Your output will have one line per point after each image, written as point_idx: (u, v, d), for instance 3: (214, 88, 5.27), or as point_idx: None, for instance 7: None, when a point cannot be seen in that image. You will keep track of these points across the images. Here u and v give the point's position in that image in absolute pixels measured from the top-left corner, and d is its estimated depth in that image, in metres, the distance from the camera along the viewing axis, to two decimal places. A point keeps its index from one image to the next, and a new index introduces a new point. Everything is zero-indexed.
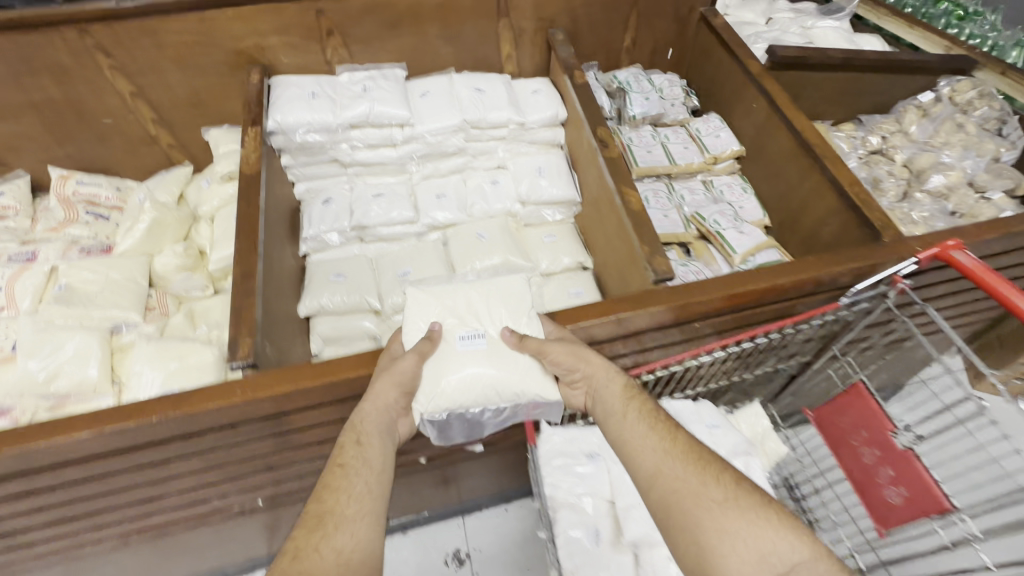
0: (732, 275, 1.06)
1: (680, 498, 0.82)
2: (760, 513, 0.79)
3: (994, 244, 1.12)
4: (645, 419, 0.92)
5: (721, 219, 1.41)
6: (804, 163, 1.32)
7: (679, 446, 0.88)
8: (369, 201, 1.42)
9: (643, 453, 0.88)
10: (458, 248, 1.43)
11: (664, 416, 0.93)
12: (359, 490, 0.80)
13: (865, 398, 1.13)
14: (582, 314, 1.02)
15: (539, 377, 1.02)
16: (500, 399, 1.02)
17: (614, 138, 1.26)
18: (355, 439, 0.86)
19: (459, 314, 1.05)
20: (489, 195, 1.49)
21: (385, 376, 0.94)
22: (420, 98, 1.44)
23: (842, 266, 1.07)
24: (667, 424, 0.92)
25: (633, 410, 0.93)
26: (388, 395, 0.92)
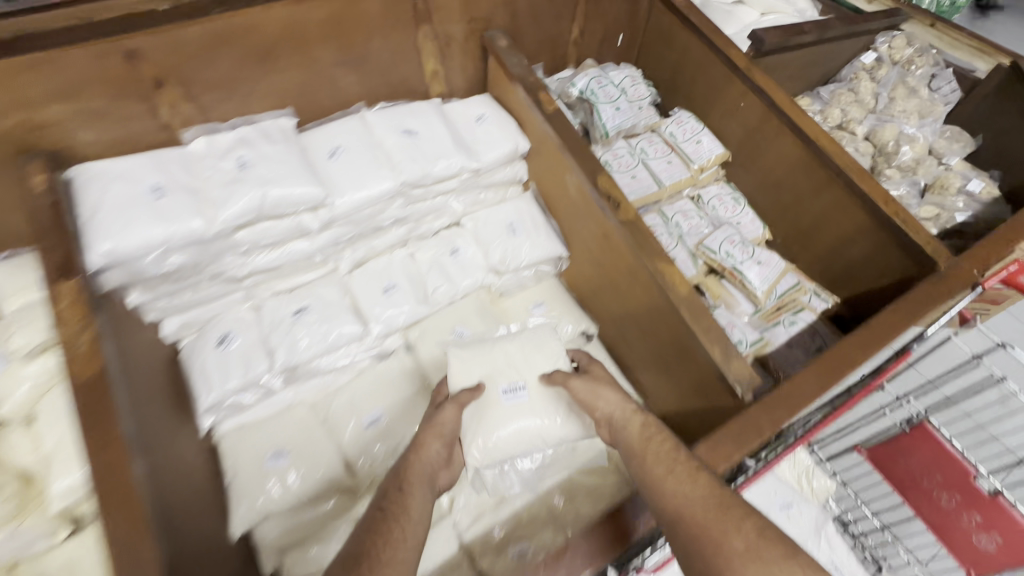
0: (824, 359, 0.85)
1: (700, 544, 0.67)
2: (784, 568, 0.63)
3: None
4: (661, 459, 0.76)
5: (733, 250, 1.19)
6: (818, 175, 1.13)
7: (696, 488, 0.71)
8: (289, 326, 0.97)
9: (669, 497, 0.71)
10: (432, 359, 1.05)
11: (681, 454, 0.76)
12: (396, 536, 0.68)
13: (934, 441, 1.02)
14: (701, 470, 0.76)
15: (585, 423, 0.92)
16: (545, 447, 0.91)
17: (625, 196, 0.96)
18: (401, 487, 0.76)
19: (498, 365, 0.93)
20: (452, 272, 1.12)
21: (428, 428, 0.83)
22: (328, 160, 0.99)
23: (921, 319, 0.92)
24: (687, 462, 0.74)
25: (649, 450, 0.78)
26: (430, 448, 0.82)
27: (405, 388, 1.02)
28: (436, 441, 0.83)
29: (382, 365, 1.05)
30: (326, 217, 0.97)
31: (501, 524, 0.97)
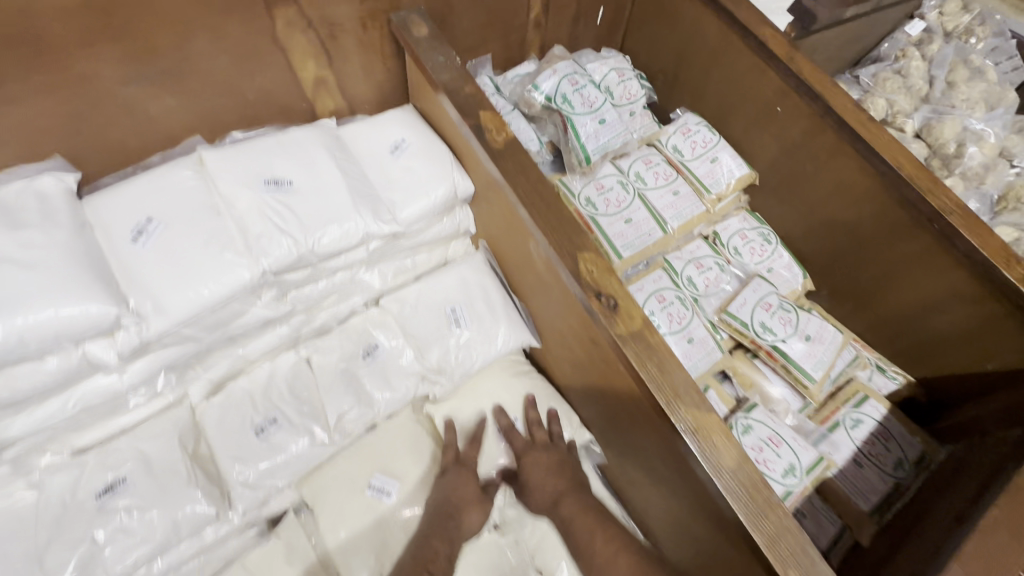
0: (964, 565, 0.52)
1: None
2: None
3: None
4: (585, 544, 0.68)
5: (771, 320, 0.85)
6: (894, 215, 0.78)
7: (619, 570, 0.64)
8: (89, 520, 0.60)
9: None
10: (338, 529, 0.69)
11: (598, 536, 0.67)
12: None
13: None
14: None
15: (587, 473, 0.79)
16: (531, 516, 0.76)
17: (627, 290, 0.60)
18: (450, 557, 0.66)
19: (477, 404, 0.79)
20: (367, 384, 0.75)
21: (463, 488, 0.71)
22: (132, 246, 0.59)
23: None
24: (607, 546, 0.66)
25: (574, 534, 0.69)
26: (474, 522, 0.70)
27: None
28: (482, 514, 0.71)
29: (257, 551, 0.67)
30: (131, 345, 0.58)
31: None
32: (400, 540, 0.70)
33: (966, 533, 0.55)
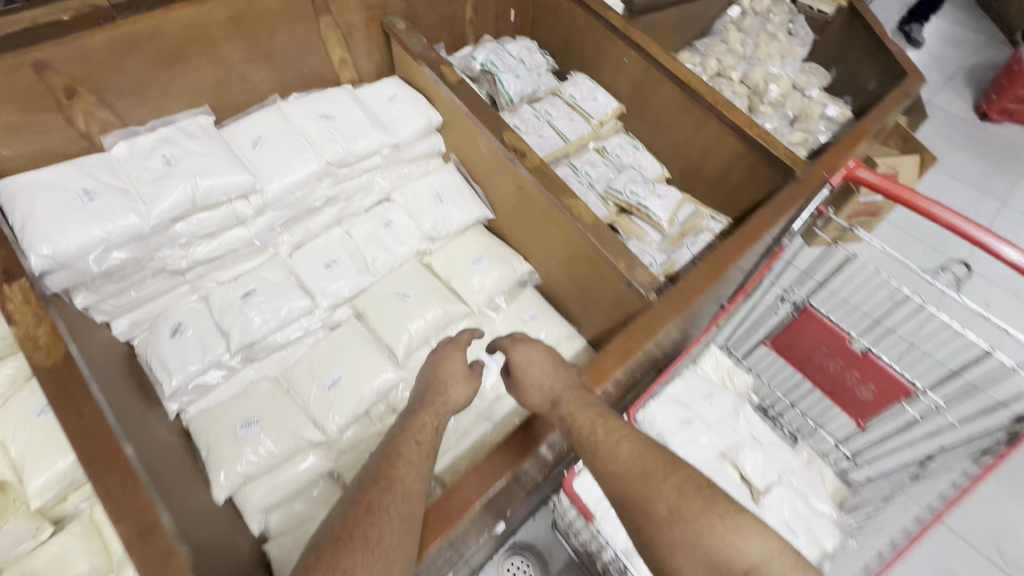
0: (711, 257, 1.02)
1: (633, 508, 0.72)
2: (706, 520, 0.68)
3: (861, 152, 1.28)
4: (586, 439, 0.79)
5: (636, 188, 1.35)
6: (694, 113, 1.31)
7: (621, 461, 0.75)
8: (239, 308, 1.03)
9: (603, 472, 0.75)
10: (380, 321, 1.14)
11: (601, 428, 0.79)
12: (408, 473, 0.75)
13: (817, 319, 1.22)
14: (606, 369, 0.89)
15: (529, 295, 1.28)
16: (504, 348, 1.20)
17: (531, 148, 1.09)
18: (435, 428, 0.83)
19: (459, 254, 1.26)
20: (387, 241, 1.22)
21: (455, 379, 0.91)
22: (253, 150, 1.06)
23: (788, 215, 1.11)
24: (607, 440, 0.77)
25: (577, 435, 0.80)
26: (457, 396, 0.90)
27: (365, 355, 1.09)
28: (462, 389, 0.90)
29: (334, 332, 1.12)
30: (257, 204, 1.05)
31: (465, 452, 1.08)
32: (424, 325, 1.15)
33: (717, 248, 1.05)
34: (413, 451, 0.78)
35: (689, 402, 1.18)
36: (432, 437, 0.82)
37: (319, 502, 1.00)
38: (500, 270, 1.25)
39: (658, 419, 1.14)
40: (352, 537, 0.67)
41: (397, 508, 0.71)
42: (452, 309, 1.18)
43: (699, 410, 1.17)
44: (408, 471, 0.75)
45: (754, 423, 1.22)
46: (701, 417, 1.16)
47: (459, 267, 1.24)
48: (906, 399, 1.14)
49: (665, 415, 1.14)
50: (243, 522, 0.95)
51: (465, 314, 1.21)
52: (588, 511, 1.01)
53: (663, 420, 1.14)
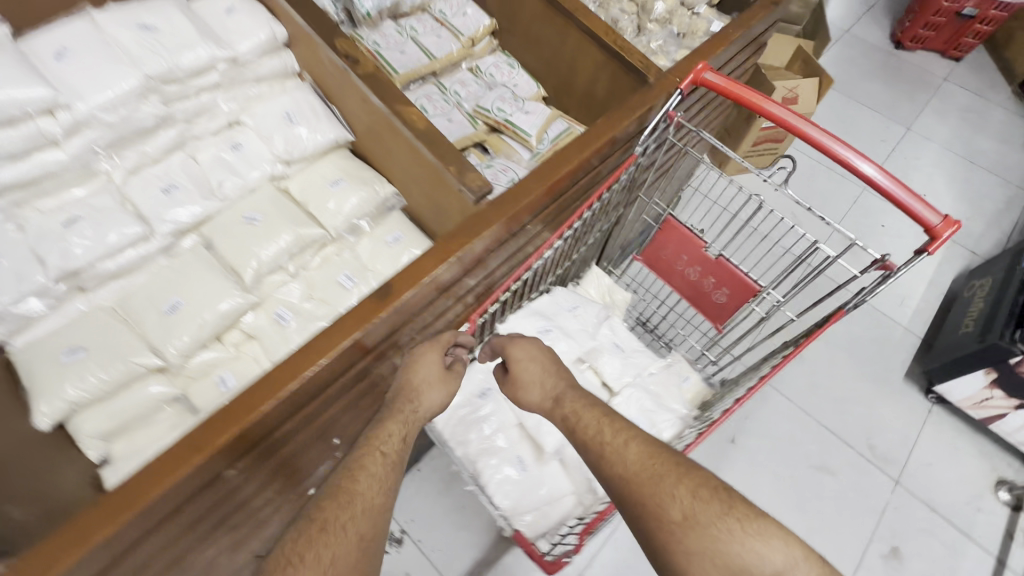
0: (545, 164, 1.08)
1: (644, 514, 0.74)
2: (722, 526, 0.72)
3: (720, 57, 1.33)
4: (591, 441, 0.83)
5: (503, 105, 1.33)
6: (558, 24, 1.30)
7: (629, 462, 0.78)
8: (60, 234, 0.99)
9: (610, 473, 0.78)
10: (228, 246, 1.10)
11: (605, 428, 0.84)
12: (373, 484, 0.74)
13: (677, 228, 1.24)
14: (427, 266, 0.93)
15: (398, 219, 1.25)
16: (369, 273, 1.19)
17: (370, 62, 1.10)
18: (402, 437, 0.83)
19: (315, 176, 1.22)
20: (236, 165, 1.16)
21: (433, 384, 0.91)
22: (56, 62, 0.99)
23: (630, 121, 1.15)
24: (613, 440, 0.82)
25: (579, 434, 0.85)
26: (432, 400, 0.90)
27: (209, 281, 1.06)
28: (439, 391, 0.92)
29: (175, 259, 1.08)
30: (68, 122, 0.99)
31: None
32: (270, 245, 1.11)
33: (553, 156, 1.10)
34: (376, 463, 0.77)
35: (552, 315, 1.22)
36: (398, 446, 0.81)
37: (164, 425, 0.99)
38: (361, 191, 1.21)
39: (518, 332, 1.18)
40: (302, 560, 0.65)
41: (354, 521, 0.70)
42: (304, 231, 1.15)
43: (563, 322, 1.21)
44: (369, 484, 0.74)
45: (618, 332, 1.27)
46: (562, 329, 1.20)
47: (318, 190, 1.20)
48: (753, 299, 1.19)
49: (526, 326, 1.18)
50: (79, 448, 0.95)
51: (322, 237, 1.18)
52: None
53: (523, 332, 1.18)
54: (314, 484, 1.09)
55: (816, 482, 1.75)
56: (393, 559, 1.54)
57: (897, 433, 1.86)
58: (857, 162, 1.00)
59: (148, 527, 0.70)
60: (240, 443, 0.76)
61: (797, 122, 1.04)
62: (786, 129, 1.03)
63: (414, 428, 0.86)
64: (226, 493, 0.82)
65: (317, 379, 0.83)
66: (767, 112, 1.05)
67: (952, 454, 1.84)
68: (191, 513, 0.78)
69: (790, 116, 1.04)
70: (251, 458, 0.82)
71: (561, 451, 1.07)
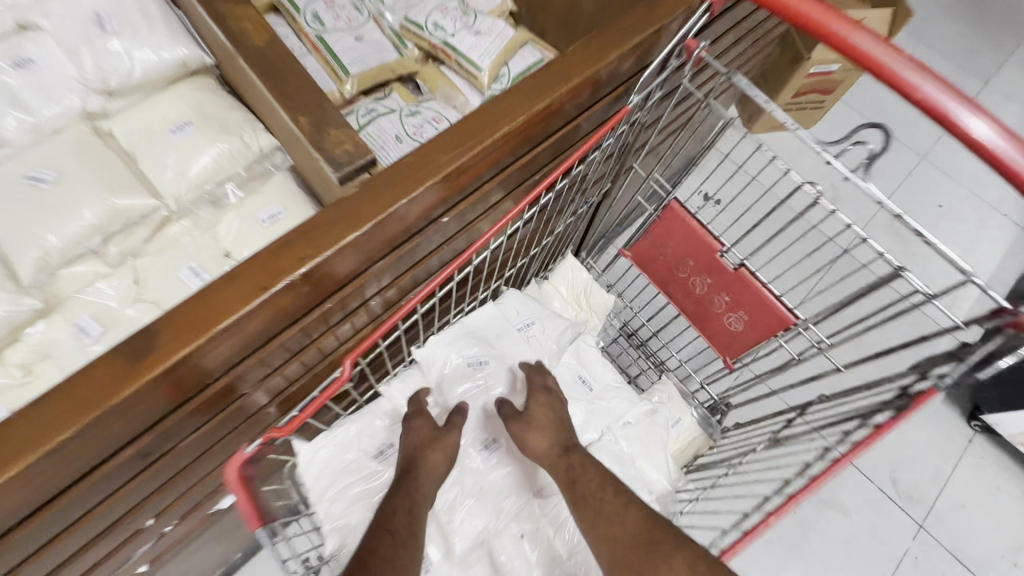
0: (477, 115, 0.69)
1: None
2: None
3: None
4: (590, 503, 0.68)
5: (444, 20, 0.91)
6: None
7: (626, 526, 0.65)
8: None
9: (603, 541, 0.65)
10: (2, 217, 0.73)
11: (609, 490, 0.69)
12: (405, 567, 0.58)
13: (685, 220, 0.86)
14: (242, 290, 0.55)
15: (279, 185, 0.85)
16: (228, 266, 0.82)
17: None
18: (411, 510, 0.65)
19: (145, 114, 0.82)
20: (23, 93, 0.77)
21: (436, 446, 0.71)
22: None
23: (621, 51, 0.73)
24: (614, 500, 0.67)
25: (578, 491, 0.70)
26: (438, 467, 0.70)
27: None
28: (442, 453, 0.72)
29: None
30: None
31: None
32: (64, 215, 0.75)
33: (488, 103, 0.70)
34: (388, 546, 0.60)
35: (495, 339, 0.86)
36: (408, 520, 0.64)
37: None
38: (220, 142, 0.82)
39: (438, 363, 0.82)
40: None
41: None
42: (121, 203, 0.77)
43: (509, 348, 0.86)
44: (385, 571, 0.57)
45: (586, 361, 0.92)
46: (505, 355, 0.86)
47: (150, 135, 0.81)
48: (784, 333, 0.82)
49: (452, 356, 0.82)
50: None
51: (154, 211, 0.80)
52: (255, 515, 0.61)
53: (447, 363, 0.82)
54: (145, 558, 0.80)
55: (823, 522, 1.46)
56: None
57: (927, 467, 1.55)
58: (979, 122, 0.61)
59: None
60: None
61: (898, 68, 0.63)
62: (863, 66, 0.64)
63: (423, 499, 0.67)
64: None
65: (8, 502, 0.50)
66: (851, 49, 0.65)
67: (989, 494, 1.53)
68: None
69: (891, 58, 0.63)
70: None
71: (485, 542, 0.76)
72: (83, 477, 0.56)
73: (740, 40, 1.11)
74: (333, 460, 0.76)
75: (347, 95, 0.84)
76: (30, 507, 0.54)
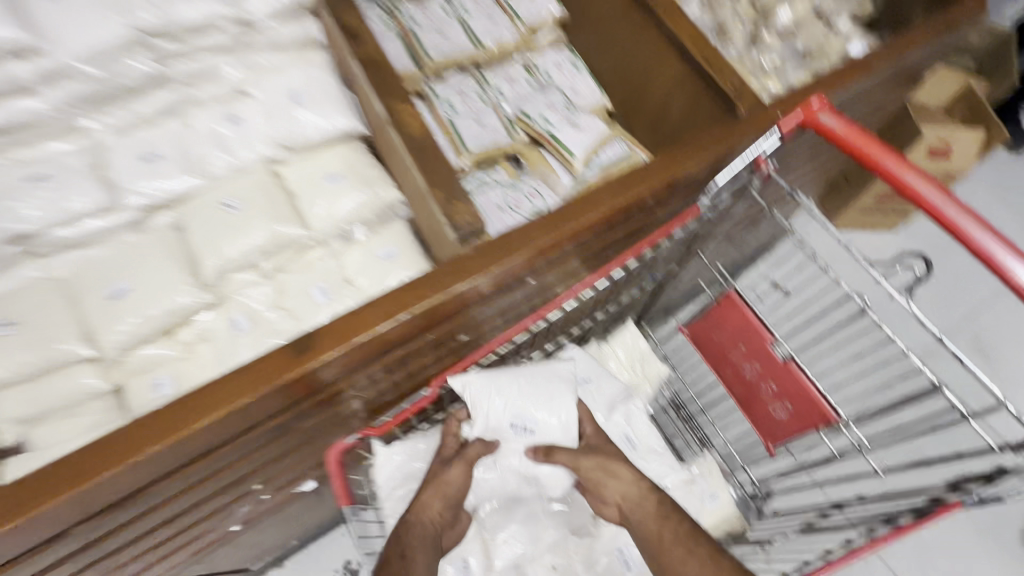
0: (572, 203, 0.85)
1: None
2: None
3: (848, 93, 1.02)
4: (675, 544, 0.74)
5: (550, 113, 1.09)
6: (633, 22, 1.07)
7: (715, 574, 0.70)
8: (21, 191, 0.90)
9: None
10: (199, 230, 0.97)
11: (685, 525, 0.75)
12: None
13: (740, 309, 0.95)
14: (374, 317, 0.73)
15: (395, 231, 1.06)
16: (348, 291, 1.01)
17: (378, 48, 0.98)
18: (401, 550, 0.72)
19: (306, 167, 1.05)
20: (230, 142, 1.02)
21: (433, 484, 0.80)
22: (52, 5, 0.93)
23: (696, 162, 0.87)
24: (701, 543, 0.73)
25: (656, 533, 0.75)
26: (432, 509, 0.78)
27: (169, 268, 0.94)
28: (442, 492, 0.79)
29: (136, 235, 0.95)
30: None
31: None
32: (241, 233, 0.97)
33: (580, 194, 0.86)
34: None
35: (555, 404, 0.85)
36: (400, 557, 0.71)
37: (89, 420, 0.86)
38: (360, 192, 1.04)
39: (488, 406, 0.83)
40: None
41: None
42: (281, 230, 1.00)
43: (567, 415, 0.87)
44: None
45: (633, 423, 1.00)
46: (563, 416, 0.85)
47: (308, 182, 1.04)
48: (826, 428, 0.88)
49: (501, 407, 0.83)
50: None
51: (302, 239, 1.02)
52: (344, 493, 0.76)
53: (495, 409, 0.83)
54: (237, 521, 0.95)
55: None
56: None
57: None
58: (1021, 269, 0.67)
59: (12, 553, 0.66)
60: (110, 488, 0.68)
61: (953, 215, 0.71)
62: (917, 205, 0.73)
63: (425, 537, 0.75)
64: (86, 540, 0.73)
65: (195, 439, 0.70)
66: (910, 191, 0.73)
67: None
68: (75, 536, 0.71)
69: (946, 205, 0.72)
70: (138, 498, 0.72)
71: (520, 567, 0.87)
72: (235, 438, 0.75)
73: (817, 152, 1.21)
74: (402, 466, 0.89)
75: (463, 165, 1.04)
76: (201, 452, 0.73)
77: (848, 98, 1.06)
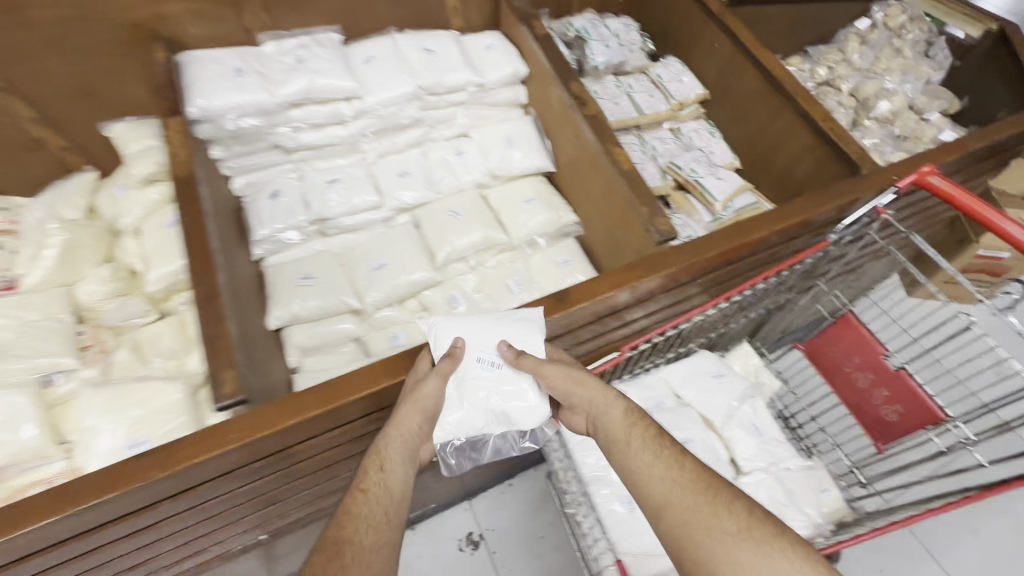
0: (730, 228, 1.12)
1: (683, 531, 0.66)
2: (778, 548, 0.64)
3: (950, 165, 1.27)
4: (643, 443, 0.75)
5: (697, 167, 1.39)
6: (770, 102, 1.37)
7: (670, 475, 0.71)
8: (323, 188, 1.27)
9: (644, 483, 0.71)
10: (433, 228, 1.31)
11: (645, 428, 0.77)
12: (375, 518, 0.67)
13: (855, 327, 1.17)
14: (594, 291, 1.01)
15: (569, 245, 1.37)
16: (534, 285, 1.30)
17: (593, 99, 1.29)
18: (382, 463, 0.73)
19: (506, 193, 1.39)
20: (456, 167, 1.37)
21: (411, 399, 0.80)
22: (363, 65, 1.28)
23: (831, 206, 1.14)
24: (667, 445, 0.74)
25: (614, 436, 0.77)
26: (410, 422, 0.78)
27: (412, 251, 1.27)
28: (415, 407, 0.80)
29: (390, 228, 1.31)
30: (361, 107, 1.27)
31: None
32: (462, 232, 1.30)
33: (736, 223, 1.14)
34: (370, 486, 0.70)
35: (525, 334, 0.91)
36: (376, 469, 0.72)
37: (345, 357, 1.18)
38: (546, 212, 1.35)
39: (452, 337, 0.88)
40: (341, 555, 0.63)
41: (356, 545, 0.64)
42: (493, 234, 1.31)
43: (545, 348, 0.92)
44: (369, 506, 0.68)
45: (759, 414, 1.21)
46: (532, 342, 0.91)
47: (510, 203, 1.38)
48: (934, 427, 1.06)
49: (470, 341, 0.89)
50: (283, 352, 1.17)
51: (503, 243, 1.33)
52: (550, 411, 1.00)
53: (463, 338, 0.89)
54: None
55: None
56: (465, 559, 1.51)
57: None
58: None
59: (329, 428, 0.88)
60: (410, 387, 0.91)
61: None
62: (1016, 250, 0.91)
63: (401, 448, 0.76)
64: (361, 432, 0.95)
65: None
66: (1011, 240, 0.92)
67: None
68: (365, 424, 0.93)
69: None
70: None
71: None
72: None
73: (916, 214, 1.45)
74: None
75: None
76: None
77: (949, 169, 1.30)
